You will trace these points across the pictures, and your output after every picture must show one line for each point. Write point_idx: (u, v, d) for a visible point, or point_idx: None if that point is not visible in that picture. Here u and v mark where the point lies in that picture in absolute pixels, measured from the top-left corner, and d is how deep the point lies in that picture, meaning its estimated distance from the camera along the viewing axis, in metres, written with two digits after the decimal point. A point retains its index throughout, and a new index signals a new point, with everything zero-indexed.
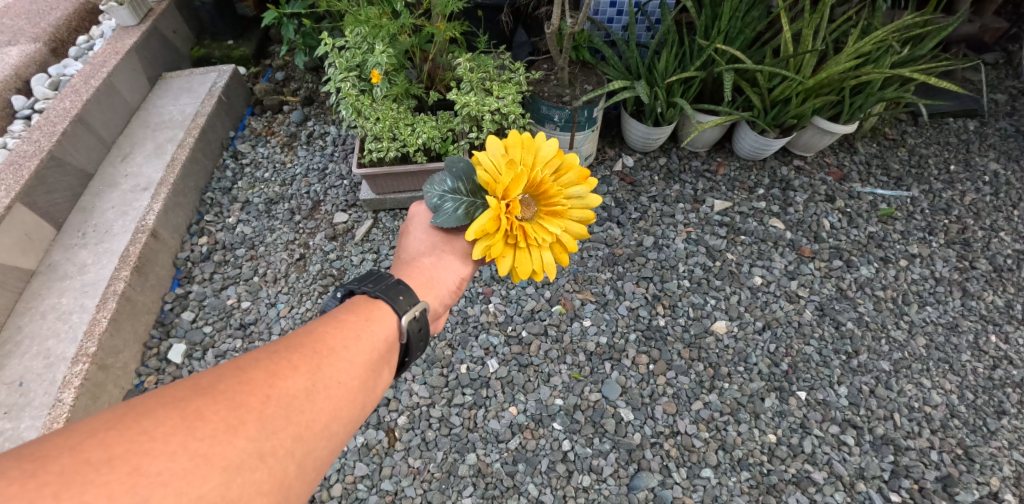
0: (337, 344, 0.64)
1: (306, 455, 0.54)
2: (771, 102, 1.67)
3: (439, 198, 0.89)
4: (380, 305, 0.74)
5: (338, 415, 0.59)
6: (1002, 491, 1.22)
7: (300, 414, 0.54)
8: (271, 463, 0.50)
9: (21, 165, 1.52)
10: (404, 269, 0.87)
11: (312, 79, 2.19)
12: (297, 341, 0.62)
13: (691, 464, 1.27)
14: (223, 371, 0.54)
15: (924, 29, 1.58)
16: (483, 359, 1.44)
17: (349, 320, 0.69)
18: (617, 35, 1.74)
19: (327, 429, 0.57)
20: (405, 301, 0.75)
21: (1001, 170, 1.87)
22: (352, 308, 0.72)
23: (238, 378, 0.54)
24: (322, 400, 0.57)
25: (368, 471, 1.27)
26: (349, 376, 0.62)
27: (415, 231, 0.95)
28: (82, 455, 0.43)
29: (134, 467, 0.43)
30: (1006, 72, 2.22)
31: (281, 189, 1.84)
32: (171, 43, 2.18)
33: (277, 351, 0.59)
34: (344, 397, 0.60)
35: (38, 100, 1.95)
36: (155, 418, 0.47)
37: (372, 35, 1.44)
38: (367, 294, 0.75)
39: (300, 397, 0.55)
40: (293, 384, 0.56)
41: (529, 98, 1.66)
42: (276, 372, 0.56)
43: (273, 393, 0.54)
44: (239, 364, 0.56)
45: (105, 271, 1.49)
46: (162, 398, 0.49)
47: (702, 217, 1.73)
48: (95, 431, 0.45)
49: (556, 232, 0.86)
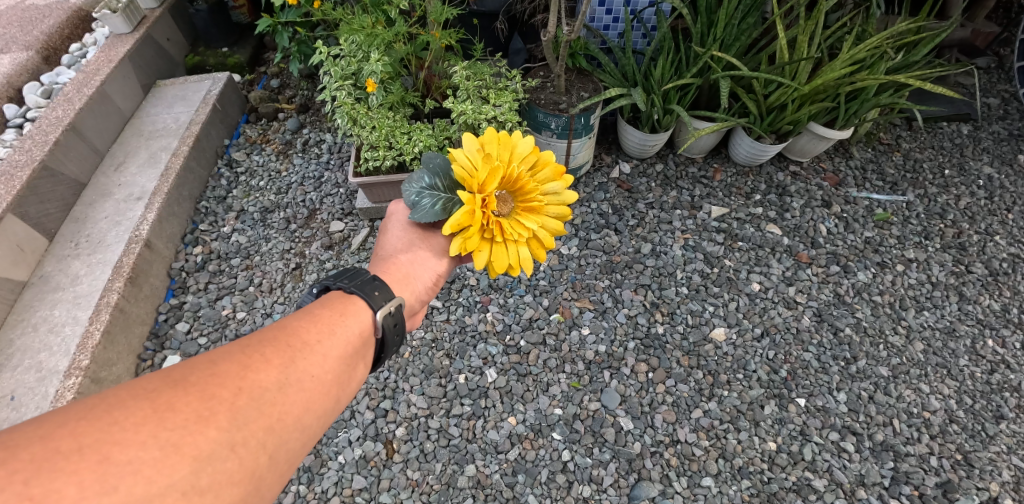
0: (311, 338, 0.63)
1: (278, 446, 0.53)
2: (767, 108, 1.68)
3: (417, 194, 0.88)
4: (356, 300, 0.73)
5: (311, 408, 0.58)
6: (1002, 497, 1.22)
7: (272, 405, 0.53)
8: (242, 453, 0.50)
9: (13, 175, 1.49)
10: (381, 265, 0.86)
11: (307, 86, 2.18)
12: (271, 334, 0.61)
13: (692, 473, 1.27)
14: (195, 362, 0.53)
15: (917, 36, 1.59)
16: (482, 369, 1.43)
17: (324, 315, 0.68)
18: (612, 42, 1.74)
19: (300, 421, 0.56)
20: (380, 297, 0.74)
21: (995, 174, 1.89)
22: (327, 303, 0.71)
23: (210, 370, 0.52)
24: (295, 392, 0.56)
25: (366, 483, 1.25)
26: (324, 369, 0.61)
27: (392, 229, 0.95)
28: (53, 444, 0.42)
29: (104, 455, 0.42)
30: (998, 76, 2.25)
31: (276, 197, 1.83)
32: (165, 50, 2.17)
33: (248, 344, 0.58)
34: (318, 390, 0.59)
35: (30, 108, 1.93)
36: (126, 408, 0.46)
37: (368, 44, 1.42)
38: (342, 290, 0.74)
39: (272, 389, 0.54)
40: (266, 377, 0.55)
41: (525, 106, 1.66)
42: (249, 365, 0.55)
43: (245, 385, 0.53)
44: (212, 357, 0.54)
45: (98, 283, 1.47)
46: (134, 388, 0.48)
47: (699, 223, 1.73)
48: (65, 421, 0.43)
49: (533, 228, 0.86)
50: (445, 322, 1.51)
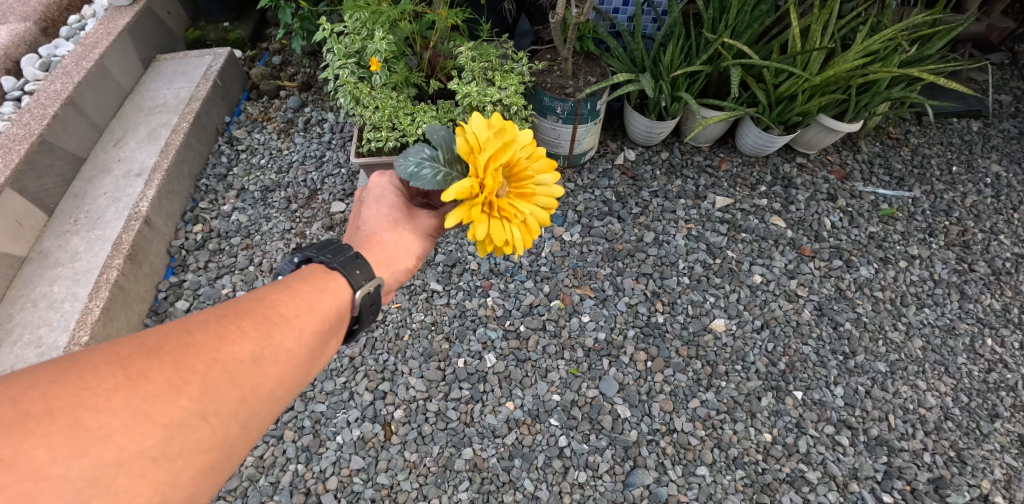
0: (289, 312, 0.62)
1: (249, 416, 0.53)
2: (777, 98, 1.65)
3: (416, 166, 0.85)
4: (337, 277, 0.72)
5: (284, 381, 0.57)
6: (993, 494, 1.23)
7: (245, 377, 0.53)
8: (214, 422, 0.49)
9: (10, 149, 1.47)
10: (363, 242, 0.85)
11: (310, 64, 2.14)
12: (247, 305, 0.59)
13: (687, 462, 1.28)
14: (170, 329, 0.52)
15: (933, 29, 1.56)
16: (481, 354, 1.43)
17: (304, 289, 0.66)
18: (622, 26, 1.71)
19: (273, 392, 0.56)
20: (361, 276, 0.73)
21: (1003, 172, 1.87)
22: (307, 277, 0.70)
23: (185, 339, 0.51)
24: (269, 366, 0.56)
25: (364, 464, 1.26)
26: (299, 344, 0.60)
27: (378, 205, 0.93)
28: (22, 406, 0.41)
29: (75, 420, 0.42)
30: (1012, 73, 2.21)
31: (277, 176, 1.82)
32: (165, 24, 2.13)
33: (224, 314, 0.56)
34: (292, 364, 0.59)
35: (28, 81, 1.90)
36: (97, 374, 0.45)
37: (372, 21, 1.41)
38: (324, 264, 0.72)
39: (246, 361, 0.53)
40: (241, 349, 0.54)
41: (531, 89, 1.62)
42: (225, 336, 0.54)
43: (219, 357, 0.51)
44: (188, 325, 0.53)
45: (97, 259, 1.46)
46: (106, 354, 0.46)
47: (703, 213, 1.72)
48: (37, 383, 0.43)
49: (526, 211, 0.84)
50: (445, 306, 1.51)
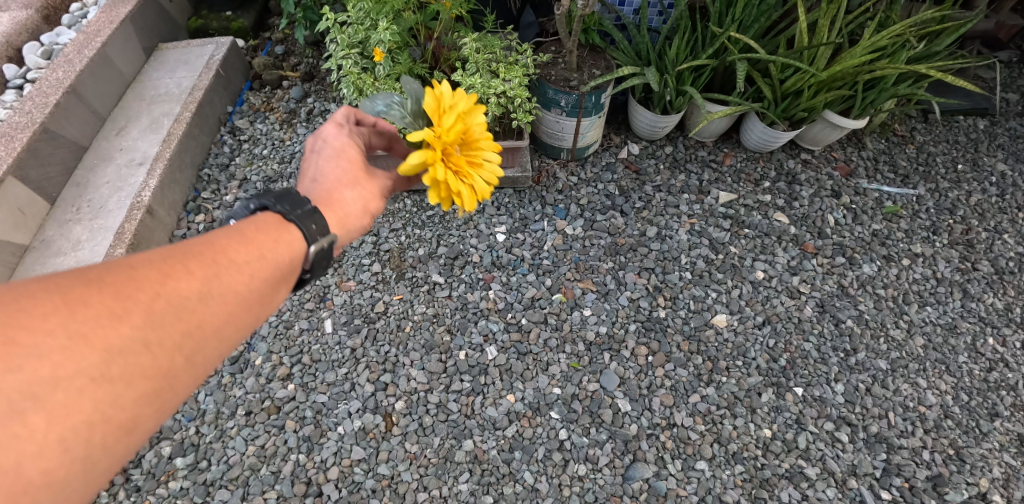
0: (243, 255, 0.58)
1: (195, 352, 0.49)
2: (783, 93, 1.64)
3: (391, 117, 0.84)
4: (291, 230, 0.64)
5: (234, 320, 0.54)
6: (991, 492, 1.23)
7: (193, 312, 0.49)
8: (157, 353, 0.46)
9: (13, 137, 1.47)
10: (319, 199, 0.71)
11: (312, 54, 2.13)
12: (197, 245, 0.55)
13: (686, 456, 1.28)
14: (111, 261, 0.48)
15: (942, 25, 1.55)
16: (482, 346, 1.43)
17: (260, 233, 0.62)
18: (627, 18, 1.69)
19: (221, 331, 0.52)
20: (319, 231, 0.65)
21: (1008, 171, 1.86)
22: (264, 223, 0.64)
23: (128, 270, 0.47)
24: (219, 305, 0.52)
25: (365, 454, 1.27)
26: (252, 285, 0.56)
27: (329, 154, 0.77)
28: None
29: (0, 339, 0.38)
30: (1019, 71, 2.19)
31: (280, 167, 1.81)
32: (167, 13, 2.12)
33: (171, 251, 0.52)
34: (242, 305, 0.55)
35: (30, 69, 1.89)
36: (28, 297, 0.41)
37: (376, 11, 1.41)
38: (278, 214, 0.65)
39: (194, 297, 0.50)
40: (190, 284, 0.50)
41: (535, 81, 1.60)
42: (172, 270, 0.50)
43: (163, 291, 0.48)
44: (131, 258, 0.49)
45: (99, 248, 1.46)
46: (41, 280, 0.43)
47: (706, 208, 1.71)
48: None
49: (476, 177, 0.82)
50: (446, 299, 1.50)
